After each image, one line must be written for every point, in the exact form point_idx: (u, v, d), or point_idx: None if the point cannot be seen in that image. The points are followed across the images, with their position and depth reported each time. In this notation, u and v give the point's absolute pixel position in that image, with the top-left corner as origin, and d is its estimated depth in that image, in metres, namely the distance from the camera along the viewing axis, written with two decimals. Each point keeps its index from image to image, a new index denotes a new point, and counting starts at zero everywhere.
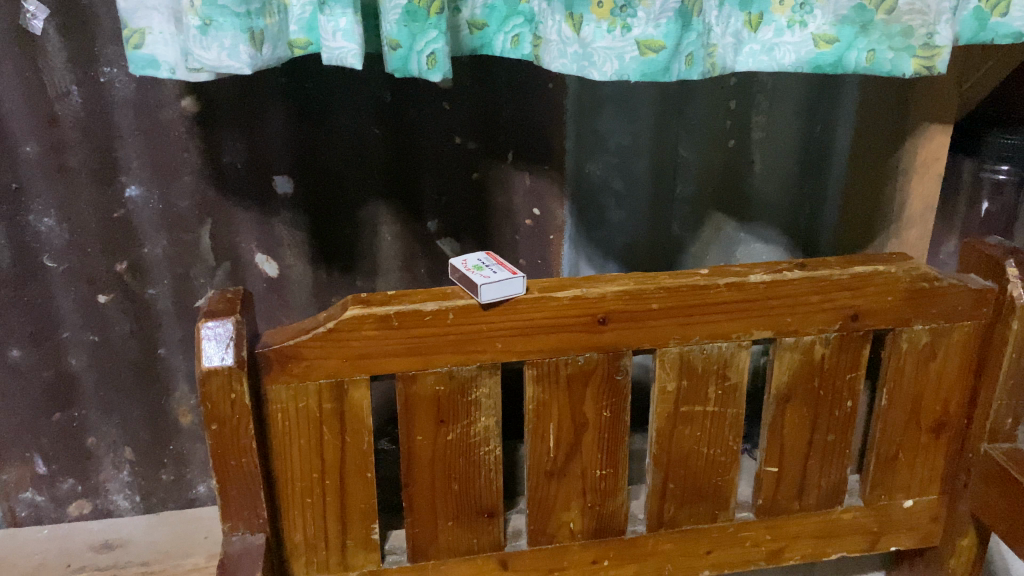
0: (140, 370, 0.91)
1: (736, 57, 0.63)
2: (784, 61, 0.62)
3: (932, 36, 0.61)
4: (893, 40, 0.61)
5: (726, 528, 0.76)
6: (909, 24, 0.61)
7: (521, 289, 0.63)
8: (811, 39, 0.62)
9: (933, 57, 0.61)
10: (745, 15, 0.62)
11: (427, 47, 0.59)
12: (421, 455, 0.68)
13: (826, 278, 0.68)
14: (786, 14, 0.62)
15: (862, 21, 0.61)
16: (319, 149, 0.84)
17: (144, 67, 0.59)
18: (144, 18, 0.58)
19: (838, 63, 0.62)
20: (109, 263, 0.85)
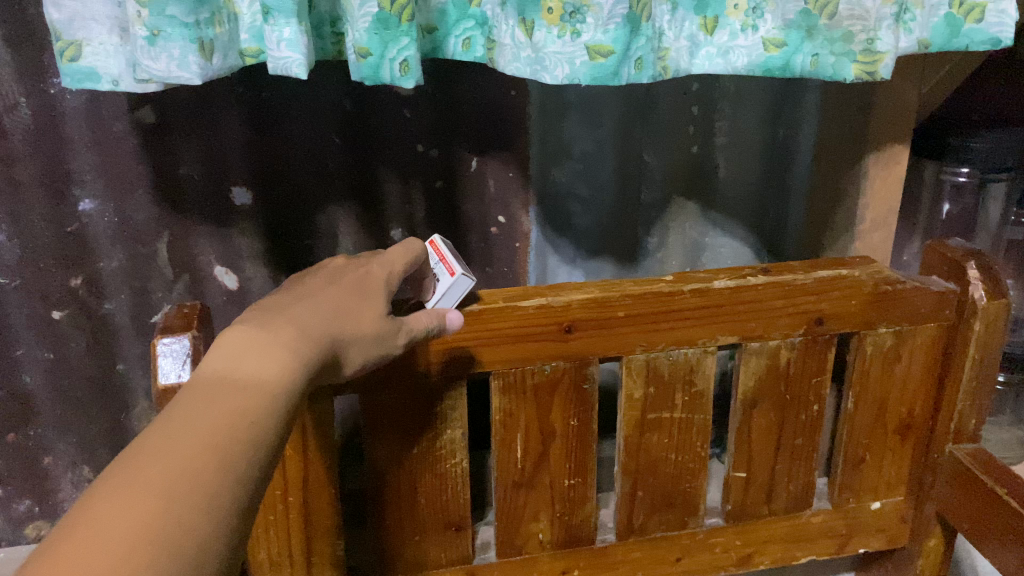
0: (98, 387, 0.89)
1: (692, 60, 0.63)
2: (738, 65, 0.63)
3: (872, 42, 0.60)
4: (834, 45, 0.61)
5: (696, 534, 0.76)
6: (848, 30, 0.60)
7: (468, 283, 0.60)
8: (761, 42, 0.62)
9: (874, 63, 0.61)
10: (700, 19, 0.62)
11: (399, 54, 0.58)
12: (386, 469, 0.66)
13: (790, 283, 0.68)
14: (740, 18, 0.62)
15: (807, 26, 0.61)
16: (278, 159, 0.82)
17: (82, 79, 0.58)
18: (82, 29, 0.57)
19: (786, 67, 0.62)
20: (63, 278, 0.83)
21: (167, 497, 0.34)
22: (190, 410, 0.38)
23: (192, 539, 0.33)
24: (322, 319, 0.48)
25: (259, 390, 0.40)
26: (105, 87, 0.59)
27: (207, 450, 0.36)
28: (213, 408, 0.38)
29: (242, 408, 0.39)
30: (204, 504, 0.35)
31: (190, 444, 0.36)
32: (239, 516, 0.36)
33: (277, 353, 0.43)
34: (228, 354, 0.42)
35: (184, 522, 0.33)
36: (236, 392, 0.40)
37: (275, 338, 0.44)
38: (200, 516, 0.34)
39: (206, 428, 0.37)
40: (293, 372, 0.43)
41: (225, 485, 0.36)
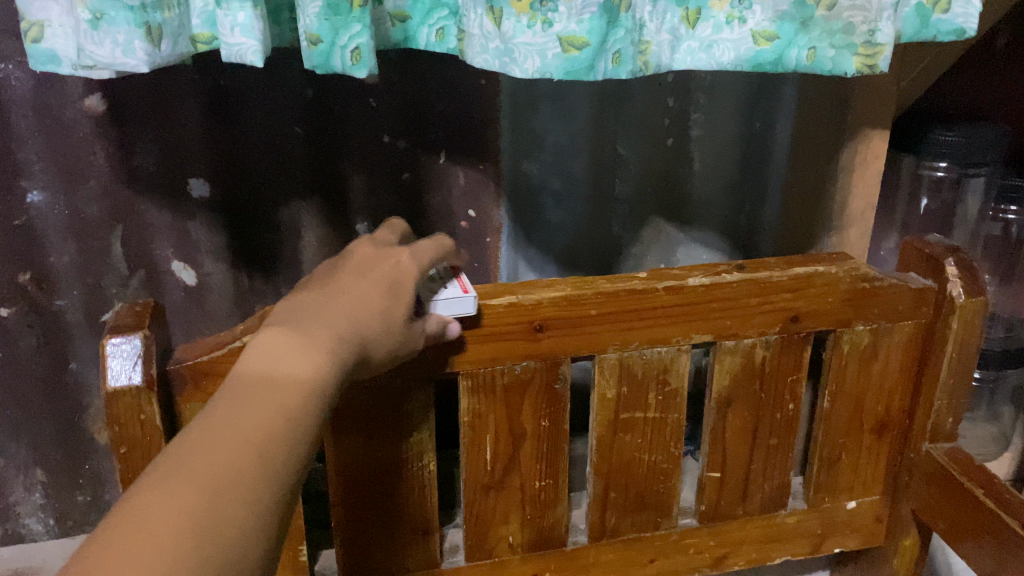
0: (51, 386, 0.85)
1: (673, 54, 0.61)
2: (724, 59, 0.61)
3: (874, 33, 0.59)
4: (833, 37, 0.60)
5: (669, 536, 0.74)
6: (849, 21, 0.59)
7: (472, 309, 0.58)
8: (750, 35, 0.60)
9: (875, 55, 0.60)
10: (682, 11, 0.59)
11: (352, 42, 0.55)
12: (349, 473, 0.64)
13: (766, 280, 0.66)
14: (725, 10, 0.59)
15: (802, 17, 0.59)
16: (238, 149, 0.79)
17: (46, 63, 0.55)
18: (42, 10, 0.54)
19: (780, 61, 0.61)
20: (11, 273, 0.79)
21: (210, 498, 0.34)
22: (237, 410, 0.38)
23: (232, 541, 0.34)
24: (353, 317, 0.47)
25: (301, 391, 0.41)
26: (67, 72, 0.55)
27: (250, 453, 0.37)
28: (249, 408, 0.39)
29: (276, 407, 0.39)
30: (244, 507, 0.35)
31: (234, 447, 0.37)
32: (276, 517, 0.37)
33: (317, 353, 0.43)
34: (265, 354, 0.42)
35: (226, 523, 0.34)
36: (280, 393, 0.40)
37: (313, 338, 0.43)
38: (242, 519, 0.35)
39: (250, 431, 0.38)
40: (330, 370, 0.43)
41: (266, 489, 0.36)
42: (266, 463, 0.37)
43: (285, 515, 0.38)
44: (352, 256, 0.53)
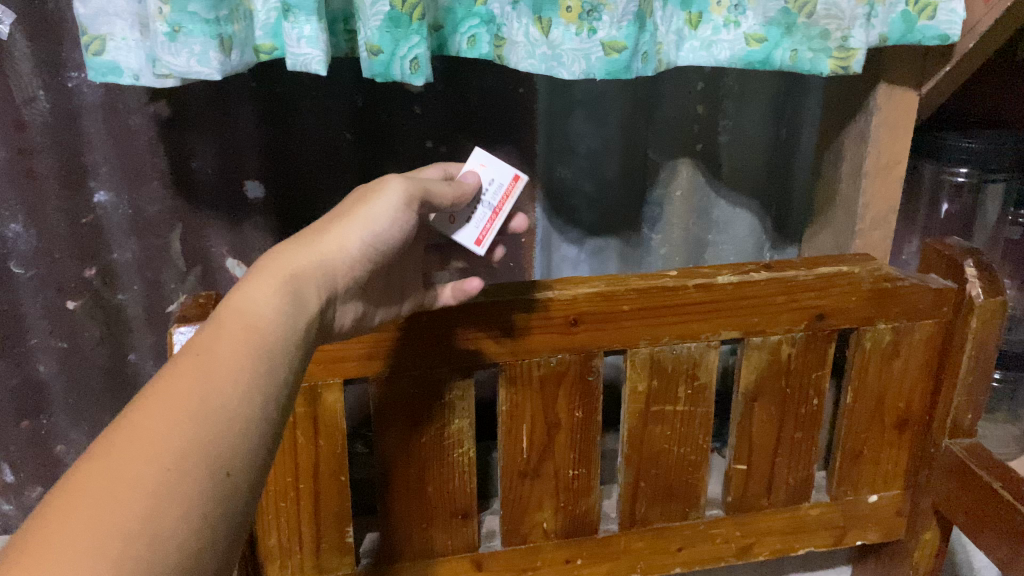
0: (110, 377, 0.89)
1: (677, 53, 0.65)
2: (720, 58, 0.65)
3: (846, 39, 0.63)
4: (812, 42, 0.63)
5: (697, 525, 0.77)
6: (825, 28, 0.63)
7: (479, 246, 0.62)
8: (743, 37, 0.64)
9: (848, 58, 0.63)
10: (685, 14, 0.64)
11: (410, 53, 0.59)
12: (395, 458, 0.68)
13: (793, 279, 0.69)
14: (723, 14, 0.64)
15: (787, 23, 0.63)
16: (288, 154, 0.83)
17: (106, 73, 0.59)
18: (106, 24, 0.58)
19: (766, 61, 0.65)
20: (77, 269, 0.83)
21: (115, 461, 0.34)
22: (165, 369, 0.38)
23: (141, 498, 0.33)
24: (299, 252, 0.47)
25: (237, 335, 0.40)
26: (127, 83, 0.60)
27: (170, 407, 0.36)
28: (194, 371, 0.38)
29: (226, 364, 0.39)
30: (154, 463, 0.34)
31: (149, 405, 0.36)
32: (213, 465, 0.36)
33: (260, 295, 0.43)
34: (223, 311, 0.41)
35: (130, 482, 0.33)
36: (214, 340, 0.40)
37: (256, 278, 0.43)
38: (151, 472, 0.34)
39: (166, 395, 0.37)
40: (277, 308, 0.43)
41: (184, 439, 0.35)
42: (187, 413, 0.36)
43: (235, 465, 0.37)
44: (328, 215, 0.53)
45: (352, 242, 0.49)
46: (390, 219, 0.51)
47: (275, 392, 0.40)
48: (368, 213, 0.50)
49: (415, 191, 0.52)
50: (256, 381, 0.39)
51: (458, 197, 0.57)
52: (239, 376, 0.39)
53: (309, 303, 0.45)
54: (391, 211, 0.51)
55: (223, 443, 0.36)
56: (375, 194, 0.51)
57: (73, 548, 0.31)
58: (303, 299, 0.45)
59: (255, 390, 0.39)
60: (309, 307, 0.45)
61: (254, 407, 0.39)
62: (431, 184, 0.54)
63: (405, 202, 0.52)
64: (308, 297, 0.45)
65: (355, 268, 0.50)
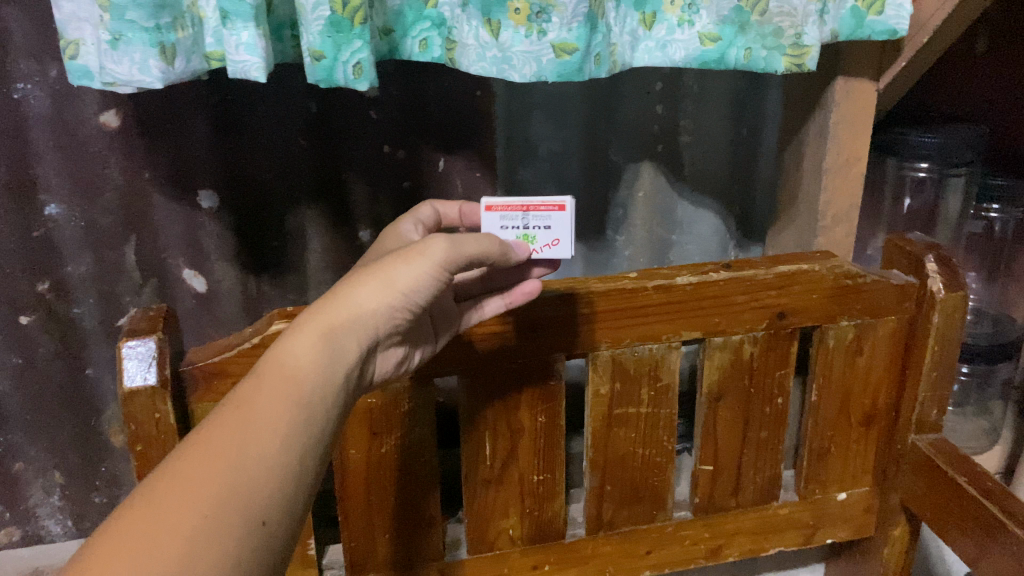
0: (69, 392, 0.88)
1: (633, 54, 0.65)
2: (676, 58, 0.65)
3: (800, 36, 0.62)
4: (765, 40, 0.63)
5: (665, 528, 0.77)
6: (779, 26, 0.62)
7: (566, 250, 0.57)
8: (697, 37, 0.64)
9: (802, 55, 0.63)
10: (639, 15, 0.64)
11: (353, 57, 0.58)
12: (355, 469, 0.67)
13: (752, 278, 0.69)
14: (677, 13, 0.64)
15: (740, 21, 0.63)
16: (245, 162, 0.82)
17: (80, 78, 0.58)
18: (78, 29, 0.57)
19: (722, 60, 0.65)
20: (31, 282, 0.82)
21: (157, 504, 0.35)
22: (208, 418, 0.40)
23: (179, 541, 0.34)
24: (342, 308, 0.46)
25: (278, 387, 0.42)
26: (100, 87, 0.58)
27: (213, 458, 0.38)
28: (236, 423, 0.40)
29: (269, 419, 0.40)
30: (193, 509, 0.35)
31: (192, 453, 0.38)
32: (249, 515, 0.37)
33: (301, 350, 0.44)
34: (268, 367, 0.43)
35: (172, 529, 0.34)
36: (254, 392, 0.41)
37: (296, 334, 0.44)
38: (190, 518, 0.35)
39: (209, 444, 0.38)
40: (315, 368, 0.43)
41: (224, 487, 0.37)
42: (226, 463, 0.37)
43: (271, 515, 0.38)
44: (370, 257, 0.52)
45: (392, 299, 0.48)
46: (428, 277, 0.48)
47: (311, 445, 0.41)
48: (406, 270, 0.48)
49: (457, 256, 0.49)
50: (294, 435, 0.41)
51: (505, 253, 0.52)
52: (277, 429, 0.40)
53: (346, 357, 0.46)
54: (432, 274, 0.49)
55: (260, 494, 0.38)
56: (417, 254, 0.48)
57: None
58: (340, 353, 0.45)
59: (293, 443, 0.40)
60: (346, 364, 0.45)
61: (291, 460, 0.40)
62: (479, 242, 0.50)
63: (445, 264, 0.49)
64: (347, 353, 0.46)
65: (394, 320, 0.49)
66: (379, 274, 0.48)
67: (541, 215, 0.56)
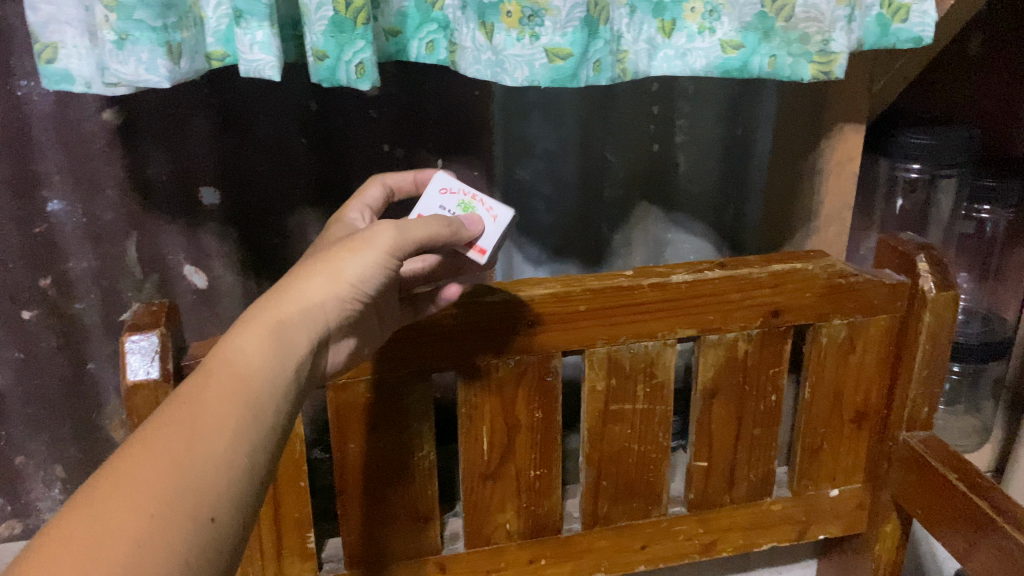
0: (69, 387, 0.88)
1: (650, 62, 0.66)
2: (696, 66, 0.66)
3: (826, 43, 0.64)
4: (791, 46, 0.64)
5: (660, 523, 0.78)
6: (805, 32, 0.64)
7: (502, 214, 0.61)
8: (718, 44, 0.65)
9: (829, 62, 0.64)
10: (657, 22, 0.65)
11: (355, 57, 0.59)
12: (354, 463, 0.68)
13: (746, 276, 0.70)
14: (697, 21, 0.65)
15: (763, 28, 0.64)
16: (246, 160, 0.83)
17: (58, 82, 0.59)
18: (58, 32, 0.58)
19: (745, 67, 0.66)
20: (33, 278, 0.83)
21: (102, 506, 0.34)
22: (153, 417, 0.40)
23: (126, 543, 0.33)
24: (286, 303, 0.47)
25: (224, 385, 0.41)
26: (80, 90, 0.59)
27: (157, 455, 0.37)
28: (181, 421, 0.39)
29: (215, 416, 0.40)
30: (140, 510, 0.35)
31: (136, 453, 0.37)
32: (198, 512, 0.36)
33: (247, 345, 0.44)
34: (210, 368, 0.42)
35: (115, 527, 0.34)
36: (200, 391, 0.41)
37: (242, 328, 0.44)
38: (137, 518, 0.34)
39: (152, 443, 0.38)
40: (264, 362, 0.43)
41: (172, 486, 0.36)
42: (173, 462, 0.37)
43: (220, 512, 0.38)
44: (313, 252, 0.53)
45: (340, 291, 0.49)
46: (377, 265, 0.50)
47: (261, 442, 0.41)
48: (354, 259, 0.49)
49: (403, 241, 0.51)
50: (242, 431, 0.40)
51: (454, 232, 0.56)
52: (226, 427, 0.40)
53: (297, 351, 0.46)
54: (379, 263, 0.50)
55: (209, 490, 0.37)
56: (363, 243, 0.50)
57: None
58: (291, 347, 0.45)
59: (242, 437, 0.40)
60: (296, 358, 0.46)
61: (240, 456, 0.40)
62: (424, 226, 0.53)
63: (391, 250, 0.51)
64: (297, 347, 0.46)
65: (343, 313, 0.50)
66: (327, 266, 0.49)
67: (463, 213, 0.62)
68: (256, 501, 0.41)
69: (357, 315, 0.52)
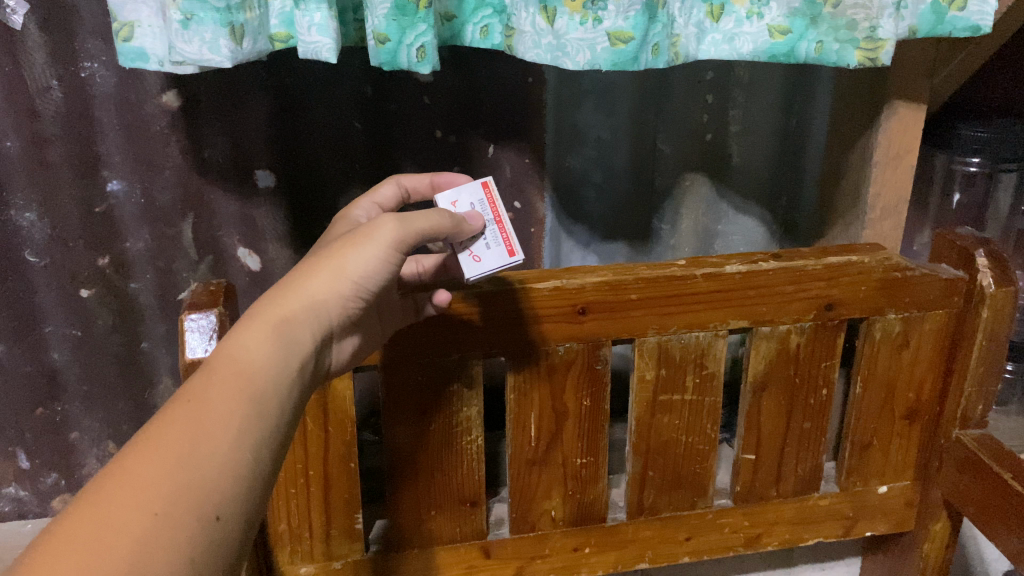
0: (123, 365, 0.90)
1: (699, 45, 0.65)
2: (743, 51, 0.65)
3: (875, 29, 0.63)
4: (838, 33, 0.63)
5: (705, 515, 0.77)
6: (853, 18, 0.63)
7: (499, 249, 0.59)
8: (766, 29, 0.64)
9: (876, 50, 0.63)
10: (706, 7, 0.64)
11: (417, 40, 0.59)
12: (403, 446, 0.68)
13: (802, 269, 0.69)
14: (746, 6, 0.64)
15: (812, 13, 0.63)
16: (301, 144, 0.83)
17: (134, 60, 0.60)
18: (134, 11, 0.58)
19: (791, 53, 0.65)
20: (91, 258, 0.84)
21: (107, 505, 0.34)
22: (158, 414, 0.39)
23: (128, 544, 0.33)
24: (289, 300, 0.46)
25: (229, 382, 0.41)
26: (154, 68, 0.60)
27: (162, 453, 0.37)
28: (186, 419, 0.39)
29: (220, 414, 0.39)
30: (144, 509, 0.35)
31: (141, 450, 0.37)
32: (203, 510, 0.36)
33: (251, 341, 0.43)
34: (214, 366, 0.42)
35: (119, 528, 0.34)
36: (204, 388, 0.40)
37: (246, 325, 0.44)
38: (141, 518, 0.34)
39: (157, 441, 0.37)
40: (264, 358, 0.43)
41: (177, 484, 0.36)
42: (176, 460, 0.37)
43: (225, 509, 0.38)
44: (317, 248, 0.52)
45: (343, 287, 0.48)
46: (379, 260, 0.49)
47: (268, 437, 0.41)
48: (357, 255, 0.49)
49: (406, 235, 0.50)
50: (248, 428, 0.40)
51: (456, 226, 0.55)
52: (230, 424, 0.39)
53: (300, 348, 0.46)
54: (381, 258, 0.50)
55: (214, 488, 0.37)
56: (365, 238, 0.49)
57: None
58: (294, 344, 0.45)
59: (247, 434, 0.40)
60: (299, 356, 0.45)
61: (246, 453, 0.39)
62: (427, 219, 0.52)
63: (394, 244, 0.50)
64: (300, 344, 0.46)
65: (347, 309, 0.49)
66: (330, 262, 0.48)
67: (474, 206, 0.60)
68: (263, 493, 0.41)
69: (361, 310, 0.51)
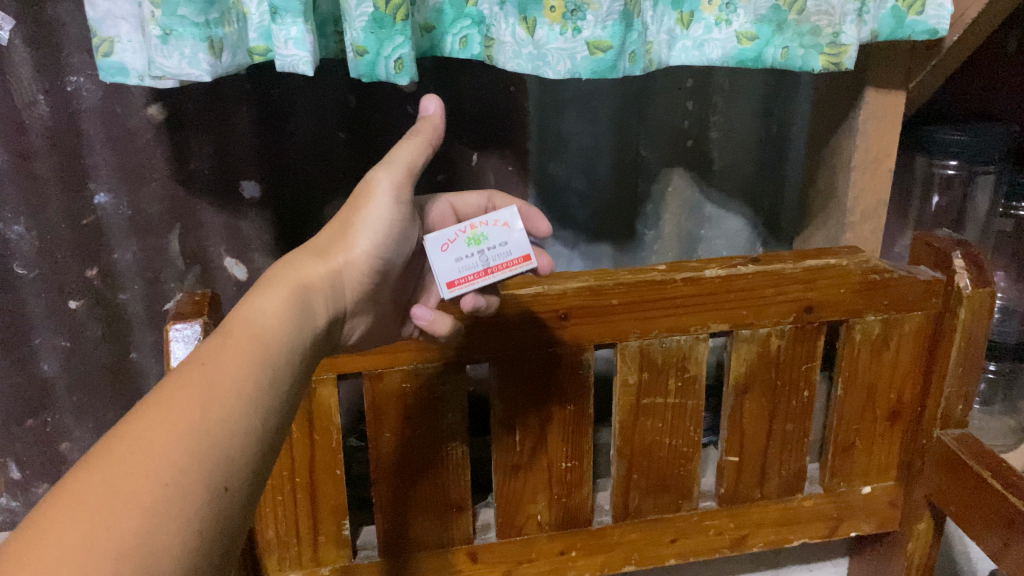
0: (113, 375, 0.91)
1: (670, 53, 0.67)
2: (713, 56, 0.66)
3: (837, 35, 0.63)
4: (803, 38, 0.64)
5: (690, 517, 0.78)
6: (816, 24, 0.63)
7: (451, 288, 0.58)
8: (734, 35, 0.65)
9: (840, 54, 0.63)
10: (677, 14, 0.65)
11: (394, 52, 0.60)
12: (388, 453, 0.69)
13: (780, 272, 0.70)
14: (714, 13, 0.65)
15: (778, 20, 0.64)
16: (286, 154, 0.84)
17: (114, 74, 0.61)
18: (113, 27, 0.59)
19: (758, 58, 0.66)
20: (80, 269, 0.85)
21: (118, 473, 0.33)
22: (168, 379, 0.39)
23: (139, 512, 0.32)
24: (308, 263, 0.50)
25: (242, 351, 0.41)
26: (134, 83, 0.61)
27: (173, 419, 0.36)
28: (199, 388, 0.38)
29: (231, 385, 0.39)
30: (154, 477, 0.34)
31: (151, 416, 0.36)
32: (213, 480, 0.36)
33: (267, 307, 0.44)
34: (227, 335, 0.42)
35: (128, 496, 0.33)
36: (217, 353, 0.40)
37: (262, 293, 0.45)
38: (151, 487, 0.33)
39: (170, 407, 0.36)
40: (280, 319, 0.44)
41: (189, 452, 0.35)
42: (189, 427, 0.36)
43: (232, 481, 0.37)
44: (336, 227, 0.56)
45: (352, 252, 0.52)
46: (383, 216, 0.53)
47: (273, 409, 0.41)
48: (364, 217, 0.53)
49: (400, 181, 0.53)
50: (256, 398, 0.40)
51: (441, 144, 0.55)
52: (242, 393, 0.39)
53: (313, 317, 0.47)
54: (383, 213, 0.53)
55: (222, 460, 0.37)
56: (367, 198, 0.53)
57: (68, 560, 0.30)
58: (308, 309, 0.47)
59: (255, 407, 0.40)
60: (312, 320, 0.47)
61: (253, 425, 0.39)
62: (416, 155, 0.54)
63: (395, 196, 0.53)
64: (313, 310, 0.47)
65: (357, 274, 0.52)
66: (346, 241, 0.52)
67: (500, 254, 0.58)
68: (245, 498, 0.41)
69: (379, 275, 0.54)
